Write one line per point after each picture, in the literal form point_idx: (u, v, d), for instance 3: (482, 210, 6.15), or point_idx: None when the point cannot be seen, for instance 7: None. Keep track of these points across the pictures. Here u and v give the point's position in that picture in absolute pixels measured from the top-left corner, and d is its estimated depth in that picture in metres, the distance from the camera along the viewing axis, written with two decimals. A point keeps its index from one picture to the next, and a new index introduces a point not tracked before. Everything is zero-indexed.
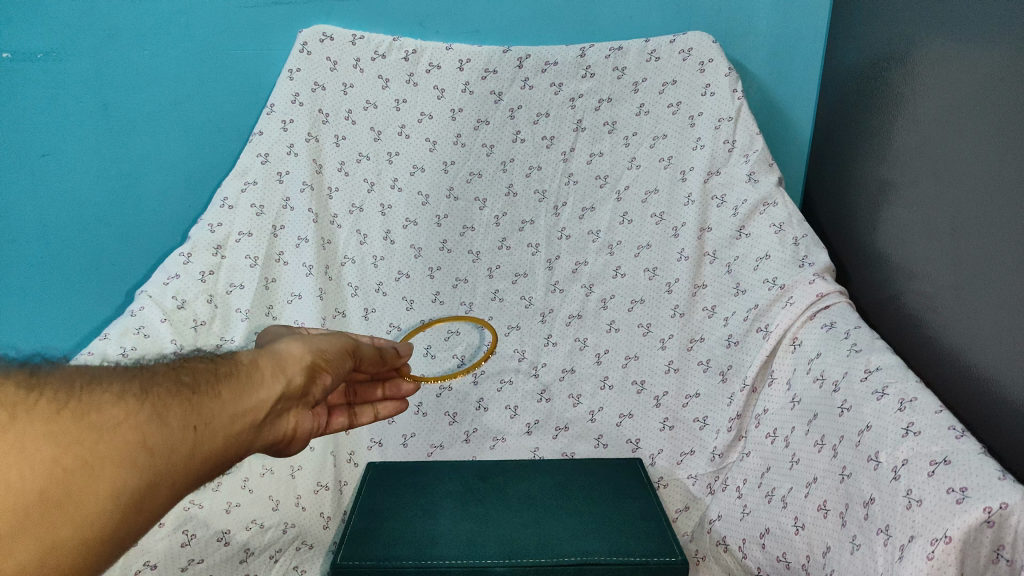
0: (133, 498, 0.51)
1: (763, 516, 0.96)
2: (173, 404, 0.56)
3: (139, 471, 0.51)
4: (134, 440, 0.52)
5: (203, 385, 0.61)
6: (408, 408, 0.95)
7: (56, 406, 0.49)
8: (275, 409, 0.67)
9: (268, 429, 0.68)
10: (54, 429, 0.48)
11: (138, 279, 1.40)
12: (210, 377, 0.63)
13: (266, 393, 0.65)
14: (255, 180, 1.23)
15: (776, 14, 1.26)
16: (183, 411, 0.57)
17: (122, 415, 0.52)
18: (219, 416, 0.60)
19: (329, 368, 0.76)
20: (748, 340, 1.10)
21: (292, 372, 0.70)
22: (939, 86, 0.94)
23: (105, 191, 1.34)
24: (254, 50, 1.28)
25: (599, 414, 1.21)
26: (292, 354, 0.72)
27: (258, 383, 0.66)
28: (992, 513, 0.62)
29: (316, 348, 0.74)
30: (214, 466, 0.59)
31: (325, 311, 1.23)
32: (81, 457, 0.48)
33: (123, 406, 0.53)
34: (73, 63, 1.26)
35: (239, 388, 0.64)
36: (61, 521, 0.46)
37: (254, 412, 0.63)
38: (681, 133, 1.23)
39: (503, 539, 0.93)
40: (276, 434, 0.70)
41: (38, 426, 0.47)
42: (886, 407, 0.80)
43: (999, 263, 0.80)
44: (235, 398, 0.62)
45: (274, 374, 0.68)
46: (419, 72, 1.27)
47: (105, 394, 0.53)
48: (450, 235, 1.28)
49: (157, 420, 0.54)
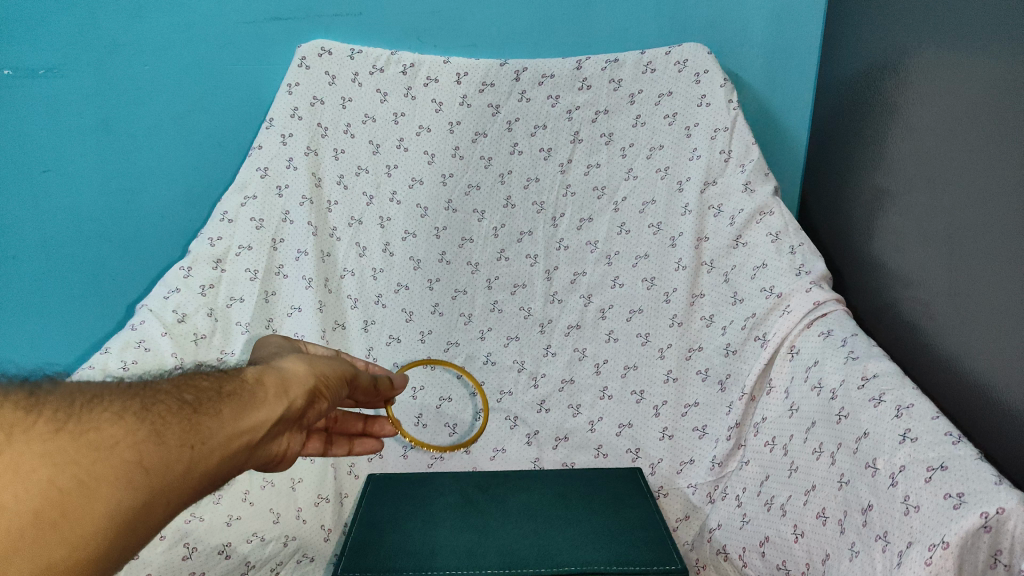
0: (128, 518, 0.50)
1: (762, 525, 0.96)
2: (171, 422, 0.56)
3: (136, 491, 0.51)
4: (131, 459, 0.52)
5: (204, 403, 0.60)
6: (381, 450, 0.94)
7: (54, 426, 0.50)
8: (274, 430, 0.66)
9: (263, 449, 0.67)
10: (51, 448, 0.49)
11: (137, 296, 1.41)
12: (213, 395, 0.62)
13: (267, 413, 0.64)
14: (254, 195, 1.24)
15: (770, 25, 1.27)
16: (182, 430, 0.56)
17: (120, 434, 0.52)
18: (218, 434, 0.59)
19: (329, 394, 0.75)
20: (746, 349, 1.10)
21: (295, 394, 0.69)
22: (933, 94, 0.95)
23: (105, 207, 1.35)
24: (254, 66, 1.30)
25: (599, 424, 1.21)
26: (295, 374, 0.71)
27: (260, 403, 0.65)
28: (988, 518, 0.63)
29: (320, 372, 0.73)
30: (209, 485, 0.58)
31: (325, 323, 1.24)
32: (77, 477, 0.48)
33: (121, 426, 0.53)
34: (74, 79, 1.28)
35: (240, 407, 0.63)
36: (56, 541, 0.46)
37: (254, 431, 0.62)
38: (678, 143, 1.24)
39: (502, 549, 0.93)
40: (268, 453, 0.69)
41: (35, 446, 0.48)
42: (883, 414, 0.80)
43: (998, 268, 0.80)
44: (235, 417, 0.61)
45: (277, 394, 0.67)
46: (417, 86, 1.29)
47: (105, 413, 0.53)
48: (449, 247, 1.29)
49: (155, 438, 0.54)
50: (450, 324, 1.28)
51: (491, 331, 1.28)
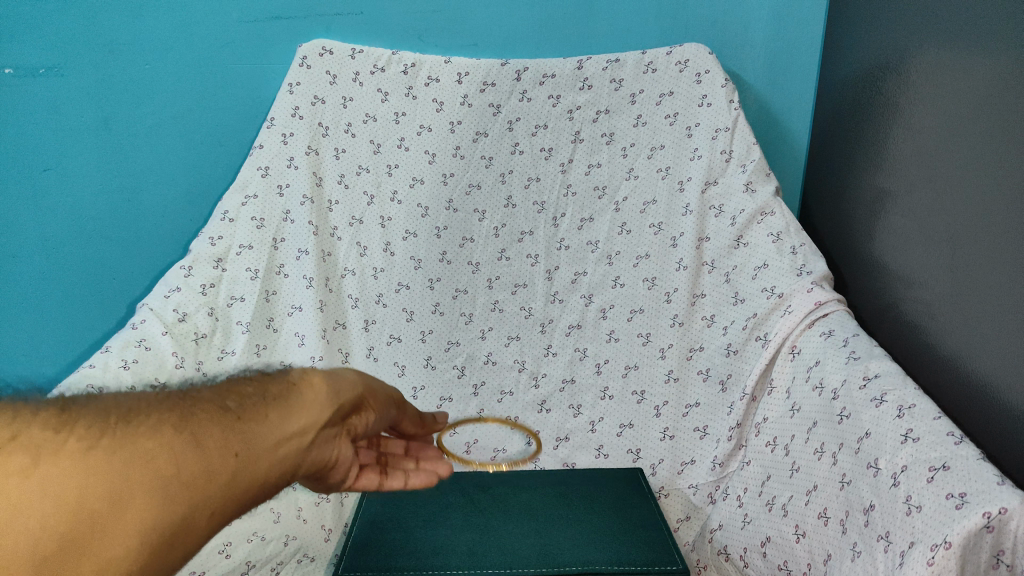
0: (167, 533, 0.46)
1: (763, 525, 0.96)
2: (211, 430, 0.51)
3: (174, 504, 0.46)
4: (169, 472, 0.47)
5: (249, 407, 0.55)
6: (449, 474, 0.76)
7: (87, 441, 0.45)
8: (324, 434, 0.59)
9: (312, 456, 0.58)
10: (81, 467, 0.44)
11: (138, 294, 1.41)
12: (260, 398, 0.57)
13: (317, 415, 0.58)
14: (255, 194, 1.24)
15: (771, 25, 1.28)
16: (222, 437, 0.51)
17: (157, 447, 0.48)
18: (266, 438, 0.54)
19: (375, 405, 0.68)
20: (747, 349, 1.11)
21: (349, 393, 0.63)
22: (937, 95, 0.94)
23: (106, 206, 1.35)
24: (254, 66, 1.30)
25: (600, 424, 1.21)
26: (348, 376, 0.65)
27: (311, 401, 0.59)
28: (991, 518, 0.63)
29: (369, 379, 0.67)
30: (261, 494, 0.53)
31: (325, 323, 1.24)
32: (107, 495, 0.44)
33: (156, 436, 0.48)
34: (75, 78, 1.28)
35: (289, 408, 0.57)
36: (85, 561, 0.42)
37: (302, 434, 0.56)
38: (678, 144, 1.24)
39: (504, 548, 0.93)
40: (322, 459, 0.60)
41: (65, 465, 0.43)
42: (885, 414, 0.80)
43: (1000, 268, 0.80)
44: (284, 418, 0.56)
45: (331, 393, 0.61)
46: (418, 86, 1.29)
47: (140, 424, 0.49)
48: (450, 247, 1.29)
49: (195, 448, 0.49)
50: (451, 324, 1.28)
51: (491, 330, 1.28)
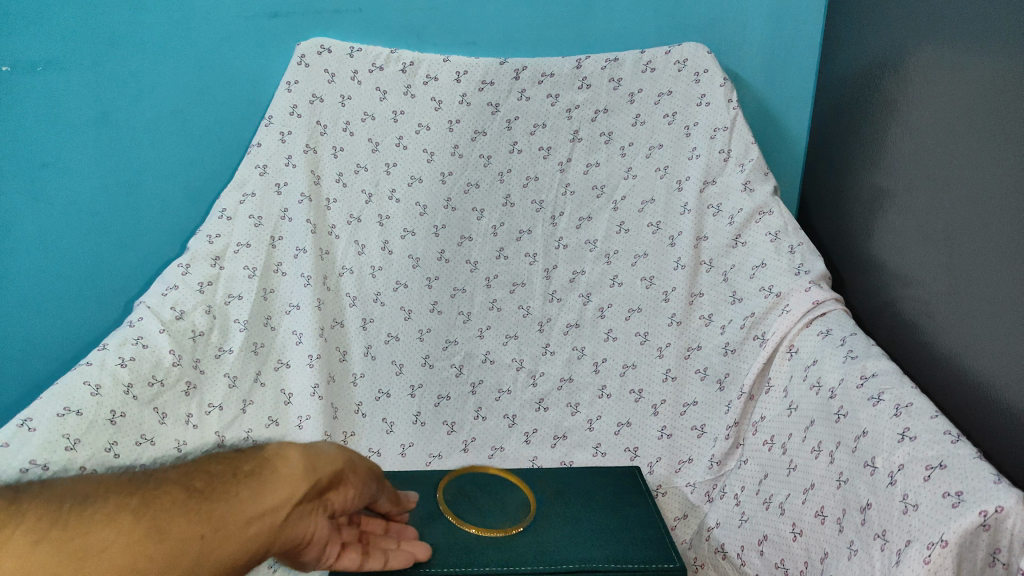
0: None
1: (760, 523, 0.96)
2: (174, 516, 0.54)
3: None
4: (123, 564, 0.50)
5: (215, 489, 0.58)
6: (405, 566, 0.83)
7: (39, 534, 0.48)
8: (297, 511, 0.62)
9: (285, 533, 0.60)
10: (29, 564, 0.46)
11: (137, 290, 1.41)
12: (229, 479, 0.60)
13: (289, 492, 0.61)
14: (253, 192, 1.24)
15: (770, 24, 1.28)
16: (185, 522, 0.54)
17: (113, 538, 0.50)
18: (235, 518, 0.57)
19: (353, 481, 0.71)
20: (745, 348, 1.11)
21: (323, 470, 0.66)
22: (935, 95, 0.94)
23: (105, 201, 1.35)
24: (253, 63, 1.30)
25: (598, 423, 1.21)
26: (324, 454, 0.68)
27: (283, 479, 0.62)
28: (987, 516, 0.63)
29: (347, 457, 0.71)
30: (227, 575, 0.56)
31: (324, 321, 1.24)
32: None
33: (112, 528, 0.51)
34: (74, 73, 1.27)
35: (260, 487, 0.60)
36: None
37: (275, 510, 0.59)
38: (677, 142, 1.24)
39: (501, 546, 0.92)
40: (295, 536, 0.63)
41: (12, 562, 0.45)
42: (882, 412, 0.80)
43: (1001, 266, 0.79)
44: (254, 498, 0.59)
45: (306, 471, 0.64)
46: (416, 85, 1.28)
47: (96, 514, 0.51)
48: (448, 245, 1.29)
49: (152, 537, 0.52)
50: (449, 322, 1.28)
51: (489, 329, 1.28)
